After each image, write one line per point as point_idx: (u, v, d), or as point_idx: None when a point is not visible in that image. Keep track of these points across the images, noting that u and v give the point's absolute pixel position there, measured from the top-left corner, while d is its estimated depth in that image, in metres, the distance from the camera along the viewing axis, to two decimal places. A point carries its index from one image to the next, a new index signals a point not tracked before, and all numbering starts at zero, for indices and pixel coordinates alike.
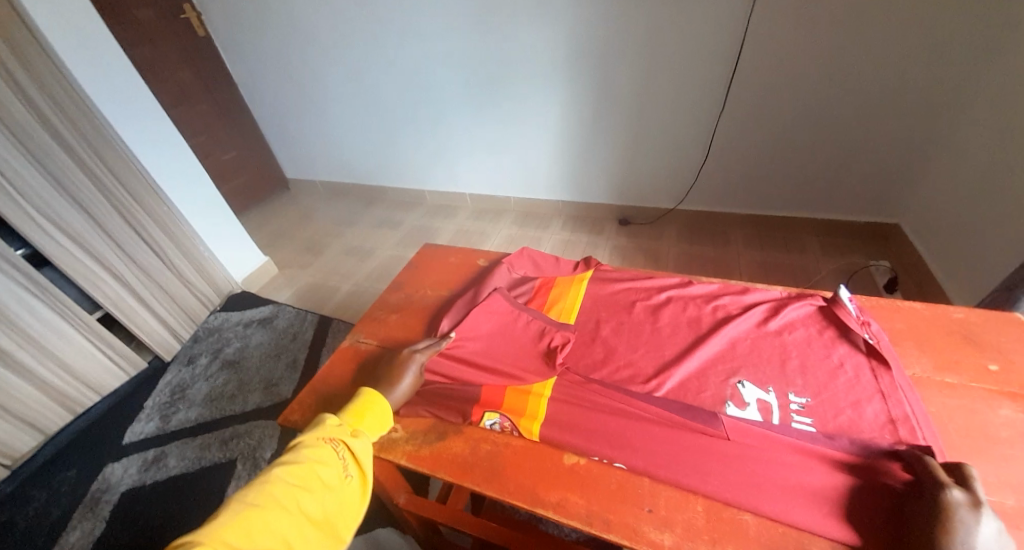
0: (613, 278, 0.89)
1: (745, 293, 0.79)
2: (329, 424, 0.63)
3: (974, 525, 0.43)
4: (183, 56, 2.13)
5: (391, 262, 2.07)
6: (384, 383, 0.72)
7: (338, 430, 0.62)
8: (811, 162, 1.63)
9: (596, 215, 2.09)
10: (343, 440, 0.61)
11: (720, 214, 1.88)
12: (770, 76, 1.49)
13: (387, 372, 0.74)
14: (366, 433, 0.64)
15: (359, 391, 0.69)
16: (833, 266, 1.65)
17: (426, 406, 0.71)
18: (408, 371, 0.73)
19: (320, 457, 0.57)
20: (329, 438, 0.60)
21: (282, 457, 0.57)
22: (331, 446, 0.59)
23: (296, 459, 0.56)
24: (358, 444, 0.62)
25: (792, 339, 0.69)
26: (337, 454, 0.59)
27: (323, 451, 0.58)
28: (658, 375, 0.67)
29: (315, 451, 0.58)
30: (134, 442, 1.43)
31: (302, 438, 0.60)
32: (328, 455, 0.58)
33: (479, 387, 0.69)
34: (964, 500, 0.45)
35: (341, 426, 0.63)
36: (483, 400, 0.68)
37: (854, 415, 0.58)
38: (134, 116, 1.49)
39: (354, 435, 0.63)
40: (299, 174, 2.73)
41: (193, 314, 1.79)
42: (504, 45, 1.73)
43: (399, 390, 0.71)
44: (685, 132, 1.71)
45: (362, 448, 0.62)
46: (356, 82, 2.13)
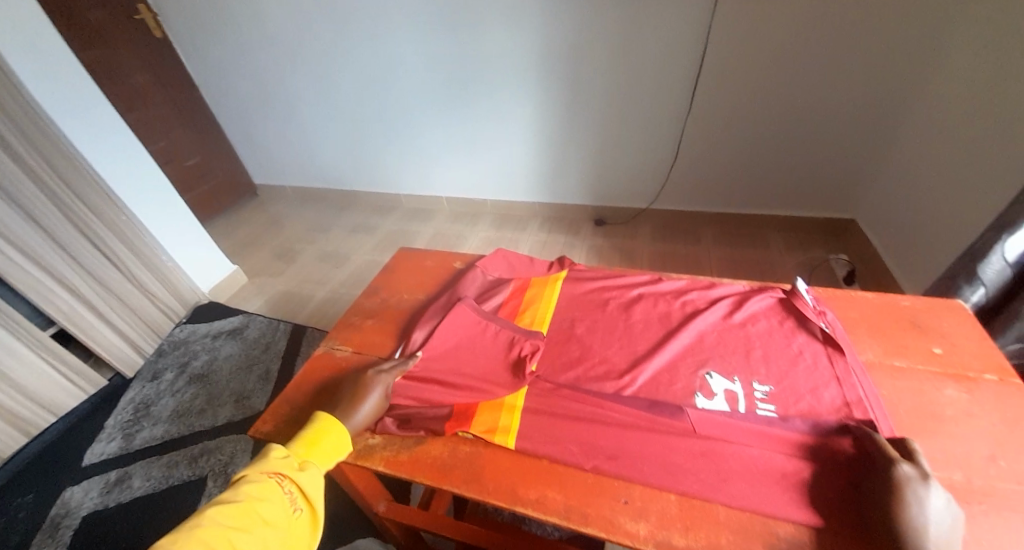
0: (586, 277, 0.91)
1: (711, 288, 0.82)
2: (274, 456, 0.57)
3: (926, 496, 0.46)
4: (140, 58, 2.05)
5: (367, 267, 2.04)
6: (346, 406, 0.69)
7: (284, 463, 0.56)
8: (773, 161, 1.71)
9: (572, 216, 2.12)
10: (288, 474, 0.55)
11: (691, 213, 1.94)
12: (732, 78, 1.55)
13: (348, 395, 0.70)
14: (315, 463, 0.59)
15: (313, 418, 0.65)
16: (797, 260, 1.73)
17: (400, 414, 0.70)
18: (372, 394, 0.70)
19: (263, 492, 0.51)
20: (273, 473, 0.54)
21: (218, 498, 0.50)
22: (276, 481, 0.54)
23: (234, 497, 0.50)
24: (307, 476, 0.57)
25: (755, 330, 0.72)
26: (283, 489, 0.53)
27: (265, 486, 0.52)
28: (631, 369, 0.69)
29: (256, 486, 0.52)
30: (94, 464, 1.36)
31: (243, 472, 0.54)
32: (270, 491, 0.52)
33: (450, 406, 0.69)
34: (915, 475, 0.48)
35: (288, 458, 0.57)
36: (455, 418, 0.67)
37: (813, 400, 0.60)
38: (88, 121, 1.43)
39: (302, 467, 0.57)
40: (268, 180, 2.65)
41: (155, 327, 1.72)
42: (475, 49, 1.74)
43: (359, 415, 0.68)
44: (655, 133, 1.76)
45: (312, 480, 0.57)
46: (326, 85, 2.09)
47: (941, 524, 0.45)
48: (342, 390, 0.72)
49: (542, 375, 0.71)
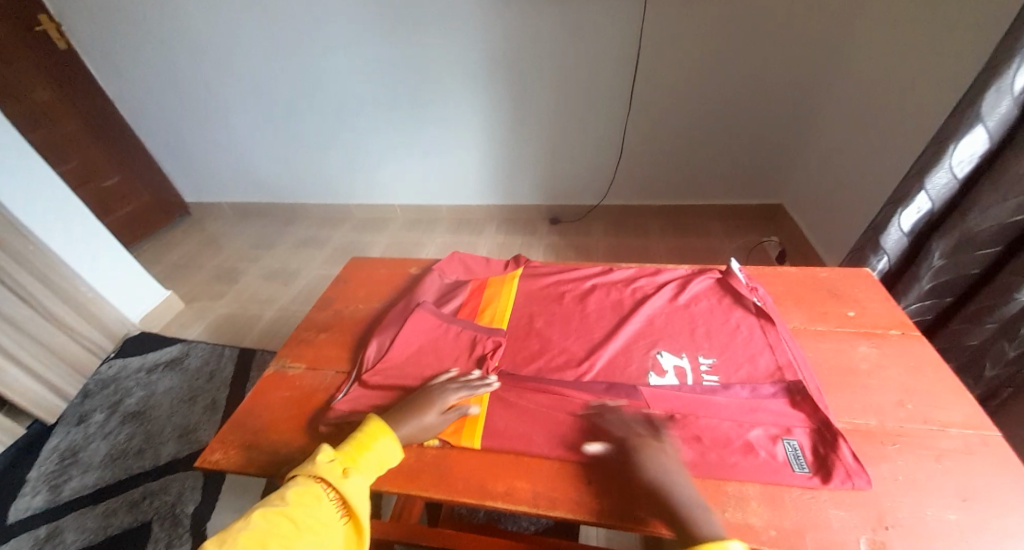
0: (542, 272, 0.93)
1: (657, 274, 0.87)
2: (321, 459, 0.57)
3: (660, 455, 0.56)
4: (44, 71, 1.87)
5: (319, 281, 1.97)
6: (403, 415, 0.65)
7: (329, 467, 0.56)
8: (708, 154, 1.83)
9: (526, 217, 2.15)
10: (334, 481, 0.54)
11: (639, 207, 2.03)
12: (664, 77, 1.65)
13: (410, 404, 0.67)
14: (359, 471, 0.57)
15: (367, 421, 0.64)
16: (736, 246, 1.86)
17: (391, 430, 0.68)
18: (433, 408, 0.66)
19: (307, 498, 0.52)
20: (321, 478, 0.55)
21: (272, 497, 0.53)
22: (320, 487, 0.54)
23: (280, 501, 0.51)
24: (352, 484, 0.55)
25: (697, 309, 0.77)
26: (327, 495, 0.53)
27: (309, 492, 0.53)
28: (589, 356, 0.72)
29: (301, 491, 0.53)
30: (15, 523, 1.22)
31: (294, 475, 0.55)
32: (316, 497, 0.53)
33: None
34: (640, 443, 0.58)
35: (333, 463, 0.56)
36: None
37: (750, 368, 0.66)
38: None
39: (346, 473, 0.56)
40: (202, 197, 2.49)
41: (78, 364, 1.56)
42: (416, 55, 1.74)
43: (411, 429, 0.64)
44: (598, 135, 1.84)
45: (356, 488, 0.55)
46: (260, 95, 2.00)
47: (684, 476, 0.55)
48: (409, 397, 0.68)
49: (505, 370, 0.73)
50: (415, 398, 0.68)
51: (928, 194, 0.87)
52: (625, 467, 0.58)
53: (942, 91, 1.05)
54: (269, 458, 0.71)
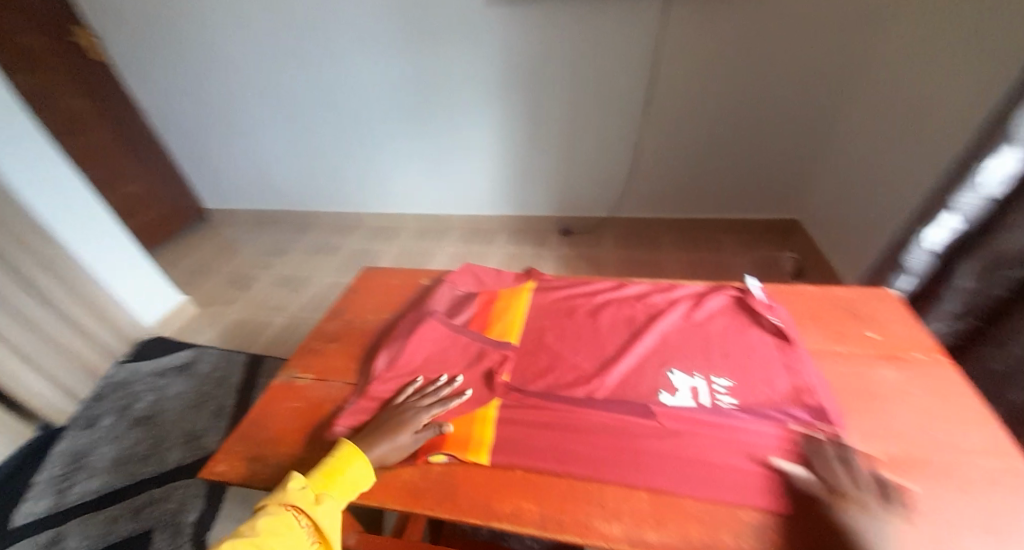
0: (553, 286, 0.92)
1: (671, 290, 0.85)
2: (294, 486, 0.57)
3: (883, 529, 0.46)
4: (75, 81, 1.93)
5: (330, 289, 1.98)
6: (374, 438, 0.64)
7: (300, 494, 0.56)
8: (722, 168, 1.82)
9: (538, 228, 2.15)
10: (303, 508, 0.55)
11: (651, 221, 2.02)
12: (680, 91, 1.65)
13: (381, 427, 0.66)
14: (332, 496, 0.57)
15: (338, 446, 0.63)
16: (750, 261, 1.83)
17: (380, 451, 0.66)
18: (404, 428, 0.64)
19: (276, 527, 0.53)
20: (291, 506, 0.55)
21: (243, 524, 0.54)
22: (291, 515, 0.54)
23: (249, 531, 0.52)
24: (324, 509, 0.55)
25: (713, 328, 0.75)
26: (297, 523, 0.54)
27: (280, 520, 0.53)
28: (599, 373, 0.70)
29: (271, 520, 0.53)
30: (20, 527, 1.23)
31: (265, 503, 0.55)
32: (285, 525, 0.53)
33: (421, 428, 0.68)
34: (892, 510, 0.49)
35: (305, 490, 0.57)
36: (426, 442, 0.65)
37: (767, 390, 0.64)
38: (16, 148, 1.33)
39: (319, 499, 0.56)
40: (219, 203, 2.53)
41: (91, 368, 1.58)
42: (434, 68, 1.77)
43: (386, 451, 0.63)
44: (612, 147, 1.84)
45: (328, 514, 0.55)
46: (280, 105, 2.04)
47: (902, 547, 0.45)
48: (378, 420, 0.67)
49: (513, 385, 0.72)
50: (384, 421, 0.67)
51: (957, 212, 0.85)
52: (820, 518, 0.49)
53: (967, 108, 1.03)
54: (271, 470, 0.70)
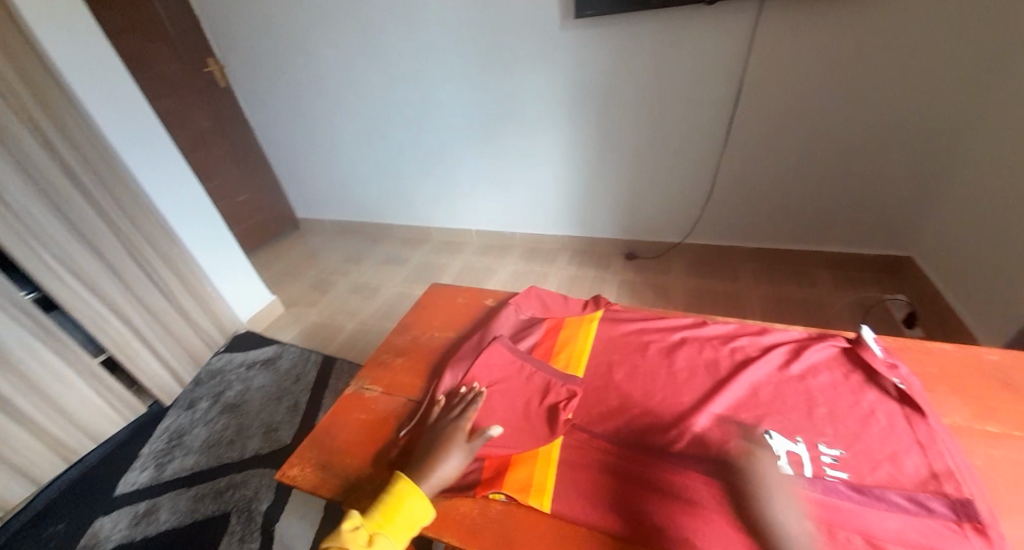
0: (624, 317, 0.86)
1: (762, 334, 0.76)
2: (349, 527, 0.54)
3: None
4: (204, 104, 2.23)
5: (398, 300, 2.06)
6: (428, 462, 0.63)
7: (354, 536, 0.53)
8: (815, 195, 1.64)
9: (602, 250, 2.09)
10: None
11: (728, 249, 1.87)
12: (770, 112, 1.52)
13: (427, 451, 0.64)
14: (388, 539, 0.54)
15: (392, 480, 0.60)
16: (847, 300, 1.62)
17: None
18: (455, 446, 0.64)
19: None
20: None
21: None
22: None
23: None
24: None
25: (817, 384, 0.65)
26: None
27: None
28: (678, 423, 0.63)
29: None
30: (125, 494, 1.38)
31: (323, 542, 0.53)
32: None
33: (480, 461, 0.66)
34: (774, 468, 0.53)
35: (360, 529, 0.54)
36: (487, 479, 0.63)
37: (893, 470, 0.54)
38: (154, 162, 1.55)
39: (373, 541, 0.53)
40: (309, 213, 2.78)
41: (196, 356, 1.77)
42: (509, 90, 1.80)
43: (447, 468, 0.63)
44: (690, 170, 1.74)
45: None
46: (367, 126, 2.21)
47: None
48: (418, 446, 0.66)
49: (579, 424, 0.67)
50: (428, 444, 0.66)
51: None
52: None
53: None
54: (336, 484, 0.72)
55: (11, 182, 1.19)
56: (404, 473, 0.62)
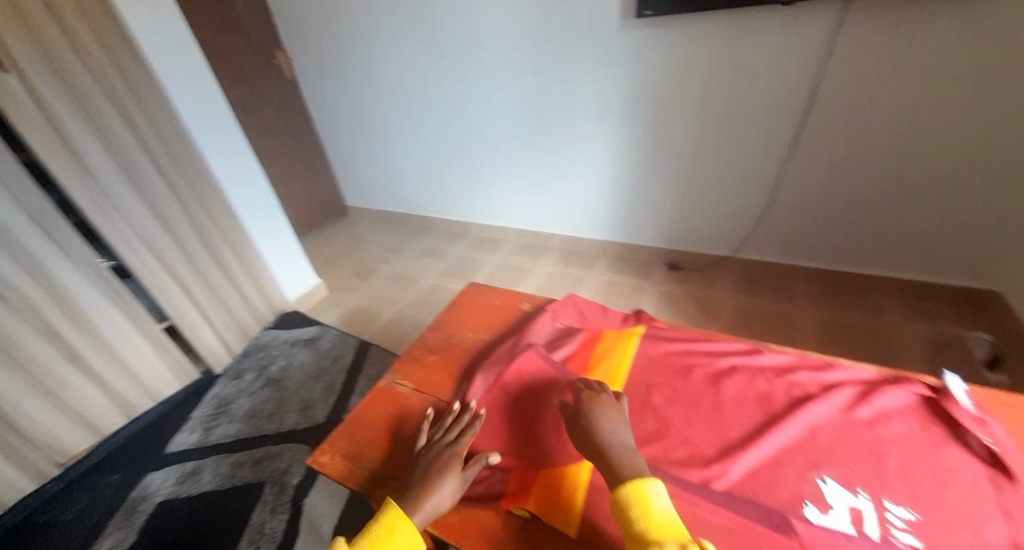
0: (667, 336, 0.82)
1: (825, 370, 0.69)
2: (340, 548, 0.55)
3: None
4: (270, 92, 2.35)
5: (435, 292, 2.08)
6: (423, 489, 0.63)
7: None
8: (889, 215, 1.49)
9: (645, 258, 2.01)
10: None
11: (784, 266, 1.75)
12: (845, 123, 1.40)
13: (422, 477, 0.64)
14: None
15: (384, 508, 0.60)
16: (917, 333, 1.47)
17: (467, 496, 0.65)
18: (450, 475, 0.64)
19: None
20: None
21: None
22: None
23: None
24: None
25: (887, 433, 0.58)
26: None
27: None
28: (721, 458, 0.58)
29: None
30: (175, 453, 1.48)
31: None
32: None
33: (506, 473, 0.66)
34: (603, 392, 0.66)
35: None
36: (511, 493, 0.62)
37: (976, 542, 0.47)
38: (222, 144, 1.64)
39: None
40: (358, 202, 2.86)
41: (246, 330, 1.86)
42: (562, 88, 1.77)
43: (441, 496, 0.62)
44: (749, 181, 1.63)
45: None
46: (419, 119, 2.24)
47: None
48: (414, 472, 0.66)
49: None
50: (423, 471, 0.66)
51: None
52: None
53: None
54: (363, 477, 0.73)
55: (99, 160, 1.30)
56: (396, 499, 0.62)
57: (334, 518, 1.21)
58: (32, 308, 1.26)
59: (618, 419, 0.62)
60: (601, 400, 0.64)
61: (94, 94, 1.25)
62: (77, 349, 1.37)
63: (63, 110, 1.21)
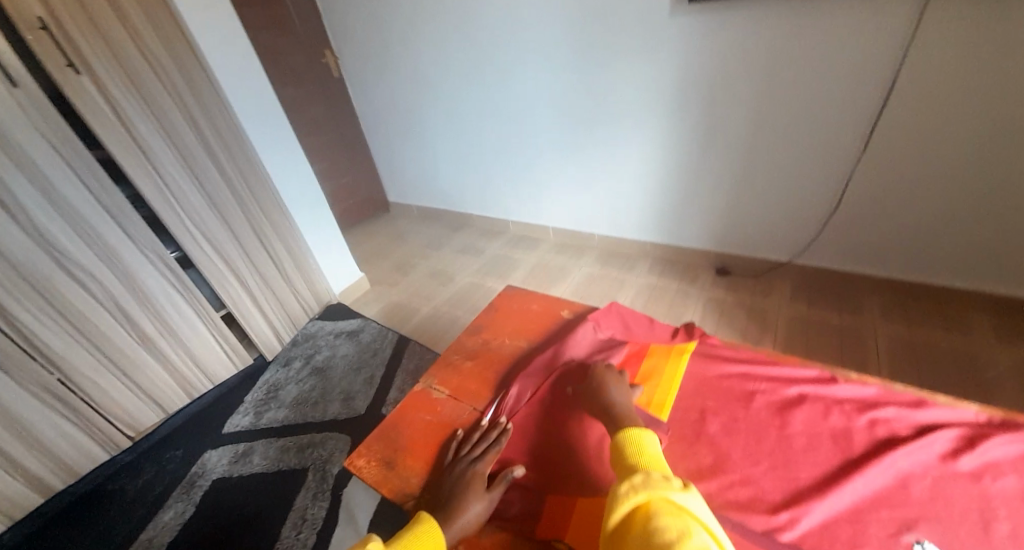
0: (723, 356, 0.74)
1: (918, 408, 0.60)
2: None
3: None
4: (319, 90, 2.42)
5: (471, 290, 2.07)
6: (452, 507, 0.61)
7: None
8: (981, 222, 1.31)
9: (691, 261, 1.90)
10: None
11: (851, 274, 1.59)
12: (931, 118, 1.23)
13: (451, 493, 0.63)
14: None
15: (412, 521, 0.59)
16: (1011, 356, 1.29)
17: (502, 521, 0.63)
18: (477, 493, 0.63)
19: None
20: None
21: None
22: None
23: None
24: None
25: (999, 490, 0.49)
26: None
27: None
28: (789, 505, 0.52)
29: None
30: (230, 433, 1.55)
31: None
32: None
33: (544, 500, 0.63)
34: (611, 372, 0.72)
35: None
36: (548, 523, 0.60)
37: None
38: (274, 142, 1.69)
39: None
40: (399, 197, 2.91)
41: (295, 320, 1.93)
42: (609, 82, 1.69)
43: (468, 517, 0.60)
44: (812, 180, 1.49)
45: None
46: (461, 115, 2.23)
47: None
48: (443, 487, 0.65)
49: None
50: (449, 488, 0.65)
51: None
52: None
53: None
54: (397, 485, 0.71)
55: (162, 153, 1.38)
56: (425, 513, 0.61)
57: (370, 513, 1.23)
58: (108, 294, 1.36)
59: (626, 393, 0.68)
60: (610, 381, 0.70)
61: (156, 92, 1.33)
62: (146, 333, 1.47)
63: (130, 106, 1.29)
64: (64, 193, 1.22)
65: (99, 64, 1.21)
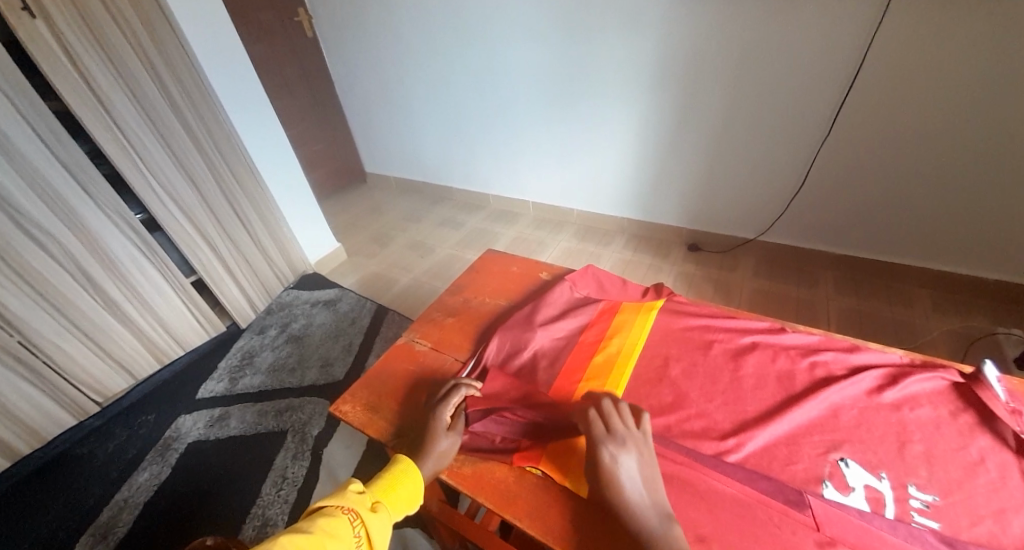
0: (687, 311, 0.80)
1: (853, 352, 0.67)
2: (351, 491, 0.57)
3: None
4: (292, 52, 2.31)
5: (449, 261, 2.08)
6: (422, 446, 0.66)
7: (358, 500, 0.55)
8: (929, 206, 1.41)
9: (663, 238, 1.97)
10: (361, 513, 0.54)
11: (810, 252, 1.68)
12: (890, 104, 1.29)
13: (422, 435, 0.68)
14: (386, 509, 0.57)
15: (393, 461, 0.63)
16: (948, 327, 1.41)
17: (480, 452, 0.67)
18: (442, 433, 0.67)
19: (334, 529, 0.50)
20: (348, 509, 0.54)
21: (294, 525, 0.50)
22: (348, 518, 0.52)
23: (307, 527, 0.49)
24: (375, 523, 0.54)
25: (914, 417, 0.58)
26: (352, 530, 0.52)
27: (337, 522, 0.51)
28: (737, 433, 0.59)
29: (328, 520, 0.51)
30: (204, 398, 1.55)
31: (321, 504, 0.54)
32: (342, 528, 0.51)
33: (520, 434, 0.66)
34: (623, 439, 0.54)
35: (363, 497, 0.56)
36: (525, 450, 0.64)
37: (996, 527, 0.47)
38: (245, 102, 1.63)
39: (375, 508, 0.56)
40: (376, 167, 2.86)
41: (269, 288, 1.91)
42: (589, 56, 1.68)
43: (434, 456, 0.65)
44: (780, 161, 1.55)
45: (377, 531, 0.54)
46: (440, 86, 2.19)
47: None
48: (417, 435, 0.69)
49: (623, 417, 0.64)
50: (422, 433, 0.68)
51: None
52: None
53: None
54: (381, 426, 0.75)
55: (124, 109, 1.31)
56: (402, 454, 0.65)
57: (351, 466, 1.27)
58: (70, 256, 1.32)
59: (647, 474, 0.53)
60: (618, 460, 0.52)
61: (117, 41, 1.25)
62: (112, 296, 1.44)
63: (88, 55, 1.21)
64: (19, 147, 1.16)
65: (57, 10, 1.13)
